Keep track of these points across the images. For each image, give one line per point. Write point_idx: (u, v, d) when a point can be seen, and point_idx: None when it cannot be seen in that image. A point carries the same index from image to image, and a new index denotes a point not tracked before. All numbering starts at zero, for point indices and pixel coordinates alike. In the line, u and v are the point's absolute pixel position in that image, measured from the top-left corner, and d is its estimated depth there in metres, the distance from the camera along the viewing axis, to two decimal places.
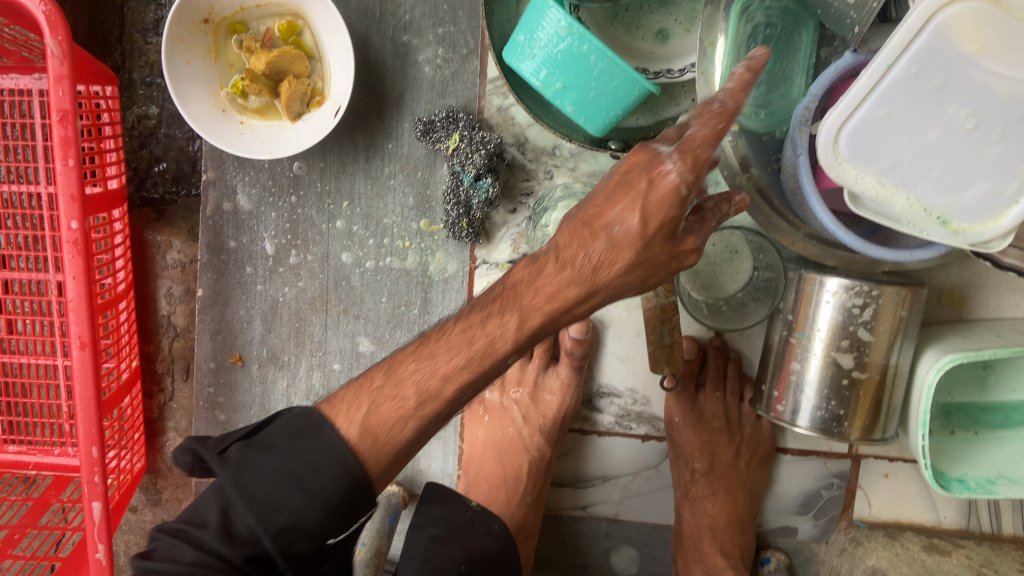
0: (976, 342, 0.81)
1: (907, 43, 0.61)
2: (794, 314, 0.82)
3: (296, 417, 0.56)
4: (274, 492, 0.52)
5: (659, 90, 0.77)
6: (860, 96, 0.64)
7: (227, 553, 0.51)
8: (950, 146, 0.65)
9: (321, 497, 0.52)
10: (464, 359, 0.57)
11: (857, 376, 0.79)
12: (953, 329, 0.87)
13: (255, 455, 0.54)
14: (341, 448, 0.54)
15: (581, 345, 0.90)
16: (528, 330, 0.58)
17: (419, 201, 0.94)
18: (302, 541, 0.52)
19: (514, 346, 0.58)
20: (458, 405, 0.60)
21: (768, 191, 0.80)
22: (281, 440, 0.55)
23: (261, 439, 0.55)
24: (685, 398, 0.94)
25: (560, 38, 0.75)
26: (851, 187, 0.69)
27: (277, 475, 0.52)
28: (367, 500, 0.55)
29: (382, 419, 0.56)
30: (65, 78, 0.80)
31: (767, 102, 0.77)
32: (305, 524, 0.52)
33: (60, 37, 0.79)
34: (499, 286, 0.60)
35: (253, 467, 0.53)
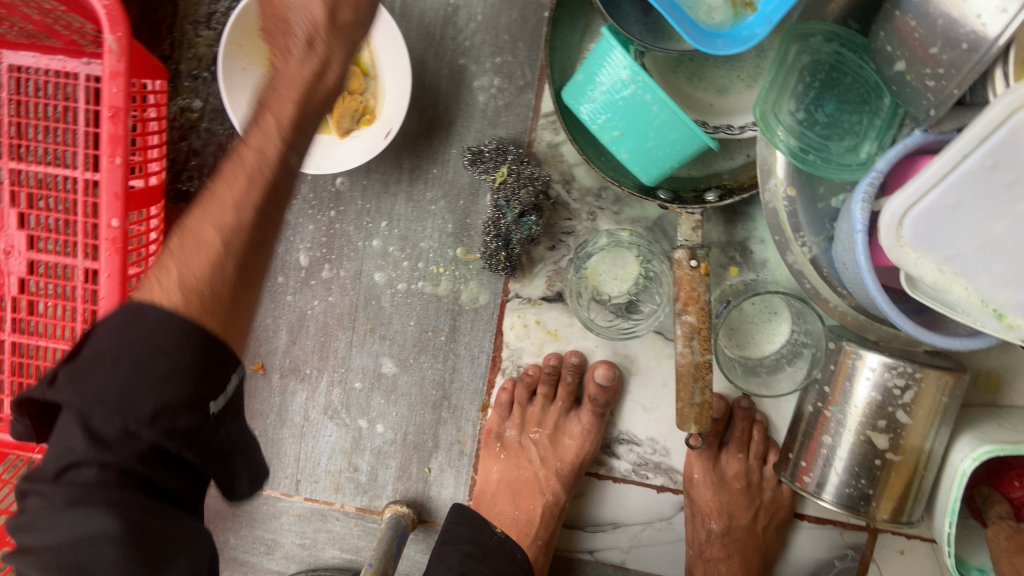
0: (1012, 430, 0.79)
1: (985, 136, 0.60)
2: (830, 387, 0.81)
3: (117, 313, 0.52)
4: (124, 384, 0.49)
5: (717, 147, 0.76)
6: (929, 182, 0.63)
7: (104, 462, 0.49)
8: (1018, 241, 0.63)
9: (178, 370, 0.50)
10: (246, 179, 0.58)
11: (890, 457, 0.77)
12: (988, 413, 0.85)
13: (89, 366, 0.50)
14: (173, 315, 0.51)
15: (605, 393, 0.90)
16: (272, 158, 0.60)
17: (458, 228, 0.93)
18: (180, 414, 0.51)
19: (284, 156, 0.61)
20: (263, 252, 0.59)
21: (819, 259, 0.78)
22: (106, 340, 0.51)
23: (88, 351, 0.51)
24: (707, 455, 0.92)
25: (623, 85, 0.74)
26: (908, 271, 0.68)
27: (121, 367, 0.50)
28: (224, 356, 0.53)
29: (168, 276, 0.54)
30: (120, 75, 0.79)
31: (830, 159, 0.76)
32: (175, 401, 0.50)
33: (120, 33, 0.78)
34: (234, 164, 0.60)
35: (92, 375, 0.50)
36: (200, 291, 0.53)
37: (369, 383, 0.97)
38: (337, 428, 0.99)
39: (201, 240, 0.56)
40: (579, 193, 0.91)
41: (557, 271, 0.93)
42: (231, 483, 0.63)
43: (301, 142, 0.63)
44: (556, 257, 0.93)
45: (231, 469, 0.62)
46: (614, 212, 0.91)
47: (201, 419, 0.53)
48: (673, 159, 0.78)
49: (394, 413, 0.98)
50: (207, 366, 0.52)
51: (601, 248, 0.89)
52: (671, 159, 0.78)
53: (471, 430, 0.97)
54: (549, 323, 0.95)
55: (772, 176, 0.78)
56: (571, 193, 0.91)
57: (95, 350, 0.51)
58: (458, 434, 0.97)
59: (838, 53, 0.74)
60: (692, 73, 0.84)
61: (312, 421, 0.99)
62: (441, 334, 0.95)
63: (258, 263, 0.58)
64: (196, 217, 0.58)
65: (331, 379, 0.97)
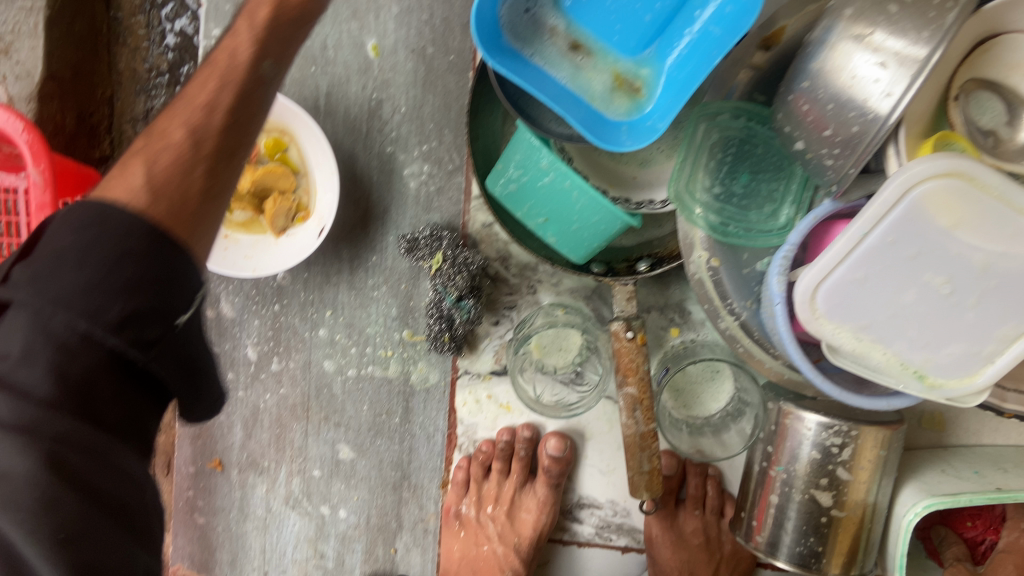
0: (954, 480, 0.82)
1: (883, 214, 0.62)
2: (773, 447, 0.82)
3: (74, 211, 0.50)
4: (58, 269, 0.47)
5: (640, 223, 0.78)
6: (836, 259, 0.65)
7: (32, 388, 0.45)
8: (927, 308, 0.65)
9: (121, 236, 0.48)
10: (218, 84, 0.59)
11: (835, 514, 0.79)
12: (933, 461, 0.88)
13: (60, 268, 0.47)
14: (117, 208, 0.49)
15: (558, 463, 0.91)
16: (241, 62, 0.60)
17: (402, 311, 0.93)
18: (98, 311, 0.46)
19: (252, 62, 0.60)
20: (226, 151, 0.57)
21: (750, 323, 0.80)
22: (66, 232, 0.48)
23: (39, 251, 0.48)
24: (664, 514, 0.93)
25: (542, 173, 0.76)
26: (829, 340, 0.70)
27: (83, 264, 0.47)
28: (172, 241, 0.51)
29: (134, 174, 0.53)
30: (47, 206, 0.80)
31: (749, 228, 0.78)
32: (143, 308, 0.48)
33: (43, 165, 0.79)
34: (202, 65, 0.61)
35: (54, 273, 0.47)
36: (168, 192, 0.52)
37: (327, 470, 0.98)
38: (301, 517, 0.99)
39: (171, 140, 0.55)
40: (517, 269, 0.92)
41: (503, 344, 0.93)
42: (193, 399, 0.58)
43: (269, 50, 0.61)
44: (501, 331, 0.93)
45: (197, 388, 0.57)
46: (553, 283, 0.92)
47: (166, 333, 0.50)
48: (600, 239, 0.79)
49: (355, 498, 0.98)
50: (162, 275, 0.49)
51: (536, 325, 0.89)
52: (598, 239, 0.79)
53: (433, 508, 0.97)
54: (501, 397, 0.95)
55: (695, 249, 0.79)
56: (510, 270, 0.92)
57: (59, 254, 0.47)
58: (421, 512, 0.98)
59: (748, 126, 0.77)
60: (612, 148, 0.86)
61: (275, 512, 0.99)
62: (394, 416, 0.96)
63: (237, 145, 0.58)
64: (163, 118, 0.57)
65: (290, 469, 0.98)
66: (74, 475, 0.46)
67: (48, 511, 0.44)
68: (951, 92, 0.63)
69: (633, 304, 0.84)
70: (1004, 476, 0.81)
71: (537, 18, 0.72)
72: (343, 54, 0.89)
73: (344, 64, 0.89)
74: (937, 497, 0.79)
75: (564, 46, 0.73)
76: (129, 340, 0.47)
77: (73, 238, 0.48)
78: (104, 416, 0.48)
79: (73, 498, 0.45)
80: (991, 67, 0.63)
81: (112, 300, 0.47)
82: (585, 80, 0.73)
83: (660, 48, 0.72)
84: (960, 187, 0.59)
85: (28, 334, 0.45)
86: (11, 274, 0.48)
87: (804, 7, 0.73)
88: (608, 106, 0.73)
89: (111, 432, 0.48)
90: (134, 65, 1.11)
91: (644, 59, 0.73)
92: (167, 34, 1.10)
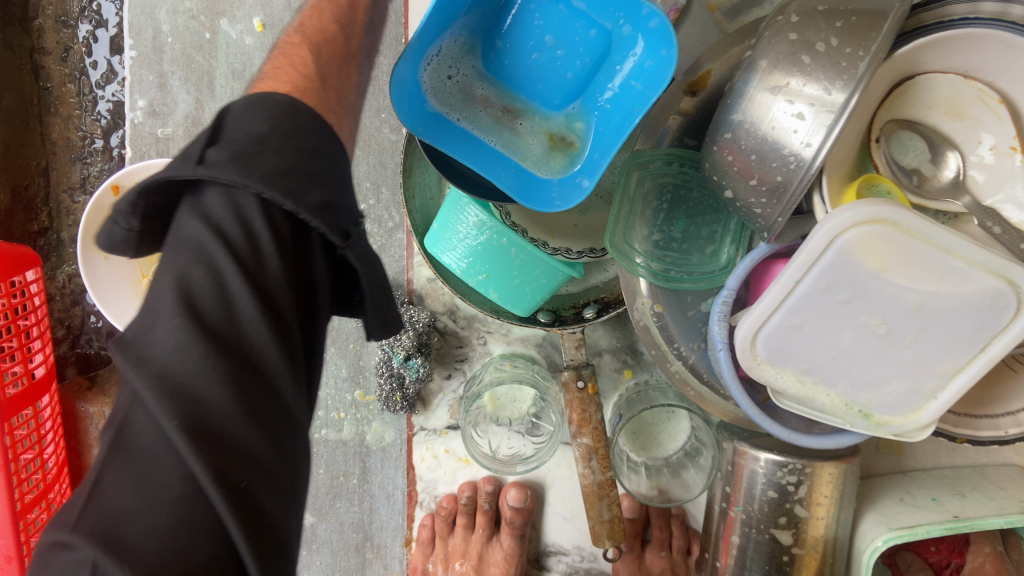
0: (912, 509, 0.83)
1: (813, 261, 0.62)
2: (731, 487, 0.81)
3: (252, 107, 0.52)
4: (257, 151, 0.48)
5: (581, 273, 0.78)
6: (771, 307, 0.65)
7: (235, 241, 0.46)
8: (865, 348, 0.66)
9: (294, 141, 0.50)
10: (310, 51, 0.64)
11: (796, 552, 0.79)
12: (894, 487, 0.89)
13: (246, 147, 0.48)
14: (308, 110, 0.54)
15: (522, 514, 0.89)
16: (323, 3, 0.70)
17: (352, 371, 0.92)
18: (313, 189, 0.49)
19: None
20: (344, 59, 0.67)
21: (699, 366, 0.79)
22: (264, 119, 0.51)
23: (229, 139, 0.49)
24: (631, 557, 0.92)
25: (478, 232, 0.76)
26: (772, 384, 0.69)
27: (259, 139, 0.49)
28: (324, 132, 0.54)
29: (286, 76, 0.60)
30: None
31: (690, 267, 0.78)
32: (336, 200, 0.50)
33: None
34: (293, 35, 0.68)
35: (254, 151, 0.48)
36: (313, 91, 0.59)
37: None
38: None
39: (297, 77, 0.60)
40: (465, 320, 0.91)
41: (457, 399, 0.92)
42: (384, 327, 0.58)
43: None
44: (453, 385, 0.92)
45: (379, 306, 0.56)
46: (503, 333, 0.91)
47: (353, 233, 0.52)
48: (541, 292, 0.79)
49: (318, 562, 0.96)
50: (329, 172, 0.51)
51: (486, 378, 0.88)
52: (539, 292, 0.79)
53: (398, 567, 0.96)
54: (459, 450, 0.93)
55: (638, 297, 0.78)
56: (458, 322, 0.91)
57: (254, 138, 0.49)
58: (386, 572, 0.97)
59: (682, 171, 0.76)
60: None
61: None
62: (352, 477, 0.94)
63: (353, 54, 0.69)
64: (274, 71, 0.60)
65: None
66: (239, 358, 0.44)
67: (225, 430, 0.42)
68: (872, 134, 0.64)
69: (582, 352, 0.83)
70: (961, 502, 0.81)
71: (460, 84, 0.72)
72: None
73: None
74: (896, 531, 0.79)
75: (488, 109, 0.73)
76: (329, 223, 0.49)
77: (267, 124, 0.51)
78: (272, 271, 0.47)
79: (232, 403, 0.42)
80: (910, 106, 0.63)
81: (312, 190, 0.49)
82: (514, 141, 0.73)
83: (584, 103, 0.72)
84: (886, 232, 0.59)
85: (232, 205, 0.47)
86: (206, 155, 0.48)
87: (731, 48, 0.71)
88: (538, 165, 0.73)
89: (295, 310, 0.49)
90: (70, 134, 1.09)
91: (569, 116, 0.73)
92: (101, 101, 1.08)
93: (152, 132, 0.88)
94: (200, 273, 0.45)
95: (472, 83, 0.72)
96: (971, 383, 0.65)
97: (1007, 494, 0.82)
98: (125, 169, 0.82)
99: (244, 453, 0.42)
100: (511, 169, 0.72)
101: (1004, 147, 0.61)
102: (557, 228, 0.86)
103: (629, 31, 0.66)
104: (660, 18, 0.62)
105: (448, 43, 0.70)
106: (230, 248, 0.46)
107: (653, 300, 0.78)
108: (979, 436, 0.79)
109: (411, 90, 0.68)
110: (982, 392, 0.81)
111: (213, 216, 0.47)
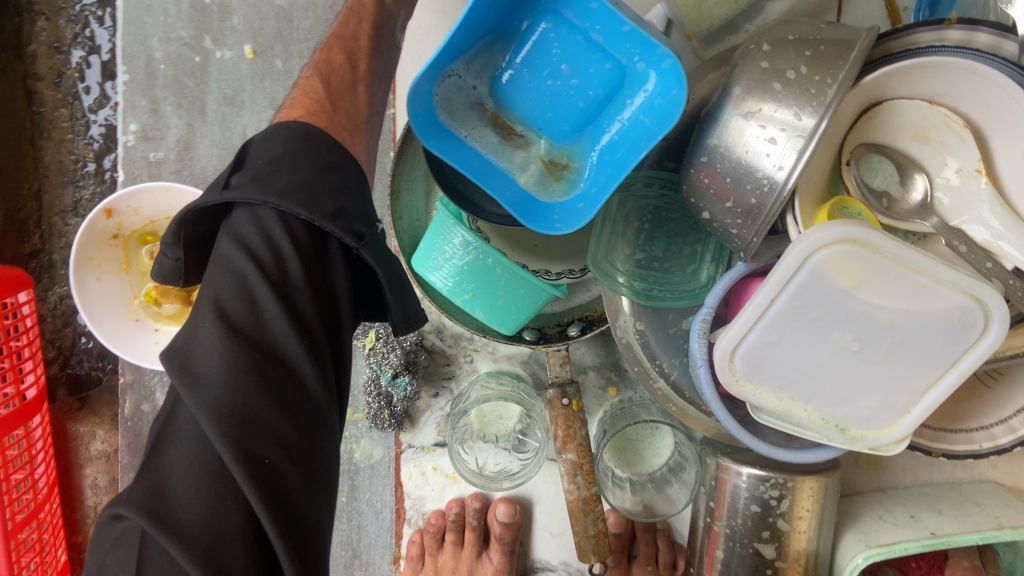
0: (892, 528, 0.84)
1: (787, 280, 0.64)
2: (715, 502, 0.83)
3: (286, 131, 0.65)
4: (275, 173, 0.60)
5: (565, 293, 0.80)
6: (747, 324, 0.67)
7: (257, 254, 0.58)
8: (839, 363, 0.68)
9: (306, 161, 0.62)
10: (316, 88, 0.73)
11: (779, 565, 0.80)
12: (874, 504, 0.91)
13: (264, 170, 0.60)
14: (330, 139, 0.66)
15: (511, 530, 0.90)
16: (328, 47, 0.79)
17: None
18: (323, 201, 0.59)
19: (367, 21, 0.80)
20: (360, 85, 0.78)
21: (680, 383, 0.81)
22: (283, 141, 0.64)
23: (251, 165, 0.62)
24: (617, 572, 0.93)
25: (464, 252, 0.77)
26: (751, 399, 0.71)
27: (282, 164, 0.61)
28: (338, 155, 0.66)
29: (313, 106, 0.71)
30: None
31: (672, 284, 0.80)
32: (345, 206, 0.61)
33: None
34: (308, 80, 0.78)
35: (269, 173, 0.60)
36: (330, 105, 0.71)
37: None
38: None
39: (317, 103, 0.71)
40: (452, 338, 0.93)
41: (444, 416, 0.94)
42: (403, 321, 0.69)
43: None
44: (441, 402, 0.94)
45: (400, 298, 0.67)
46: (489, 351, 0.93)
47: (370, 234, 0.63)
48: (526, 311, 0.81)
49: None
50: (347, 182, 0.64)
51: (473, 397, 0.89)
52: (524, 311, 0.81)
53: None
54: (446, 467, 0.95)
55: (620, 315, 0.81)
56: (445, 340, 0.93)
57: (271, 160, 0.62)
58: None
59: (662, 193, 0.79)
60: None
61: None
62: (341, 495, 0.96)
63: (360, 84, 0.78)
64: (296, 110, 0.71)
65: None
66: (271, 357, 0.56)
67: (254, 419, 0.53)
68: (843, 157, 0.67)
69: (566, 369, 0.86)
70: (938, 519, 0.83)
71: (475, 93, 0.72)
72: None
73: None
74: (875, 548, 0.81)
75: (499, 124, 0.73)
76: (340, 226, 0.59)
77: (282, 147, 0.63)
78: (295, 278, 0.59)
79: (268, 400, 0.54)
80: (878, 131, 0.66)
81: (325, 199, 0.60)
82: (517, 165, 0.73)
83: (591, 132, 0.72)
84: (856, 252, 0.62)
85: (256, 223, 0.59)
86: (231, 182, 0.61)
87: (707, 75, 0.74)
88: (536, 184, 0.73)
89: (319, 320, 0.60)
90: (63, 157, 1.10)
91: (575, 143, 0.73)
92: (93, 125, 1.10)
93: (145, 156, 0.92)
94: (229, 287, 0.58)
95: (485, 96, 0.72)
96: (942, 398, 0.67)
97: (983, 510, 0.84)
98: (115, 194, 0.82)
99: (271, 432, 0.53)
100: (513, 190, 0.73)
101: (969, 170, 0.64)
102: (528, 249, 0.89)
103: (642, 67, 0.67)
104: (672, 59, 0.64)
105: (470, 50, 0.70)
106: (259, 266, 0.58)
107: (641, 319, 0.80)
108: (955, 451, 0.81)
109: (419, 110, 0.68)
110: (956, 407, 0.84)
111: (242, 236, 0.59)
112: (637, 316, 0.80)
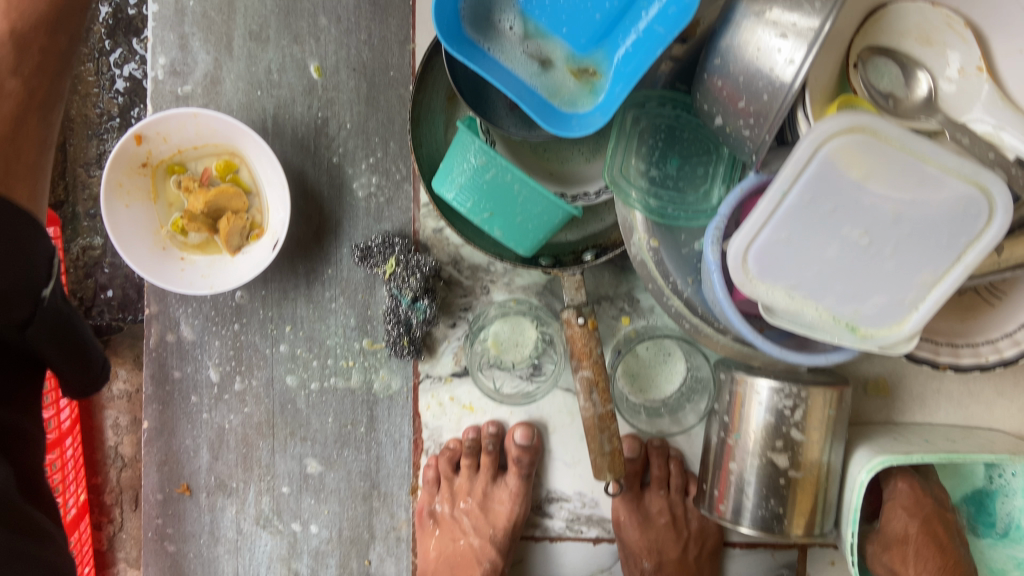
0: (905, 445, 0.87)
1: (798, 173, 0.66)
2: (728, 416, 0.85)
3: None
4: None
5: (580, 213, 0.82)
6: (760, 220, 0.69)
7: None
8: (849, 260, 0.70)
9: None
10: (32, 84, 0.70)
11: (793, 475, 0.82)
12: (884, 431, 0.93)
13: None
14: None
15: (527, 452, 0.93)
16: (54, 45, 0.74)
17: (361, 320, 0.95)
18: None
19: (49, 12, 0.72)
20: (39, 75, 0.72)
21: (693, 300, 0.83)
22: None
23: None
24: (630, 495, 0.96)
25: (482, 169, 0.79)
26: (763, 301, 0.73)
27: None
28: None
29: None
30: None
31: (684, 202, 0.83)
32: None
33: None
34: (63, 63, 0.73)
35: None
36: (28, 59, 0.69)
37: (296, 486, 0.98)
38: (272, 537, 0.99)
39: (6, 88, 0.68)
40: (470, 270, 0.95)
41: (461, 346, 0.96)
42: None
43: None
44: (458, 333, 0.96)
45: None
46: (505, 283, 0.94)
47: None
48: (543, 230, 0.83)
49: (326, 511, 0.98)
50: None
51: (493, 318, 0.94)
52: (541, 230, 0.83)
53: (404, 515, 0.99)
54: (463, 398, 0.97)
55: (634, 232, 0.83)
56: (462, 272, 0.95)
57: None
58: (392, 521, 0.99)
59: (676, 113, 0.82)
60: (536, 143, 0.90)
61: (246, 534, 0.99)
62: (360, 425, 0.97)
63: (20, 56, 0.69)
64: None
65: (259, 489, 0.98)
66: None
67: None
68: (850, 60, 0.69)
69: (582, 292, 0.86)
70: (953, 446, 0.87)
71: (495, 13, 0.76)
72: (288, 77, 0.92)
73: (289, 86, 0.92)
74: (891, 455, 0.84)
75: (520, 42, 0.76)
76: None
77: None
78: None
79: None
80: (884, 34, 0.70)
81: None
82: (541, 79, 0.76)
83: (607, 47, 0.76)
84: (864, 142, 0.64)
85: None
86: None
87: None
88: (560, 98, 0.76)
89: None
90: (87, 111, 1.12)
91: (593, 56, 0.76)
92: (117, 79, 1.11)
93: (173, 91, 0.93)
94: None
95: (505, 16, 0.76)
96: (949, 292, 0.69)
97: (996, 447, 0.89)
98: (147, 120, 0.85)
99: None
100: (538, 101, 0.75)
101: (970, 68, 0.68)
102: (541, 176, 0.91)
103: None
104: None
105: None
106: None
107: (649, 236, 0.82)
108: (961, 363, 0.84)
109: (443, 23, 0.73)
110: (963, 324, 0.86)
111: None
112: (647, 232, 0.82)
